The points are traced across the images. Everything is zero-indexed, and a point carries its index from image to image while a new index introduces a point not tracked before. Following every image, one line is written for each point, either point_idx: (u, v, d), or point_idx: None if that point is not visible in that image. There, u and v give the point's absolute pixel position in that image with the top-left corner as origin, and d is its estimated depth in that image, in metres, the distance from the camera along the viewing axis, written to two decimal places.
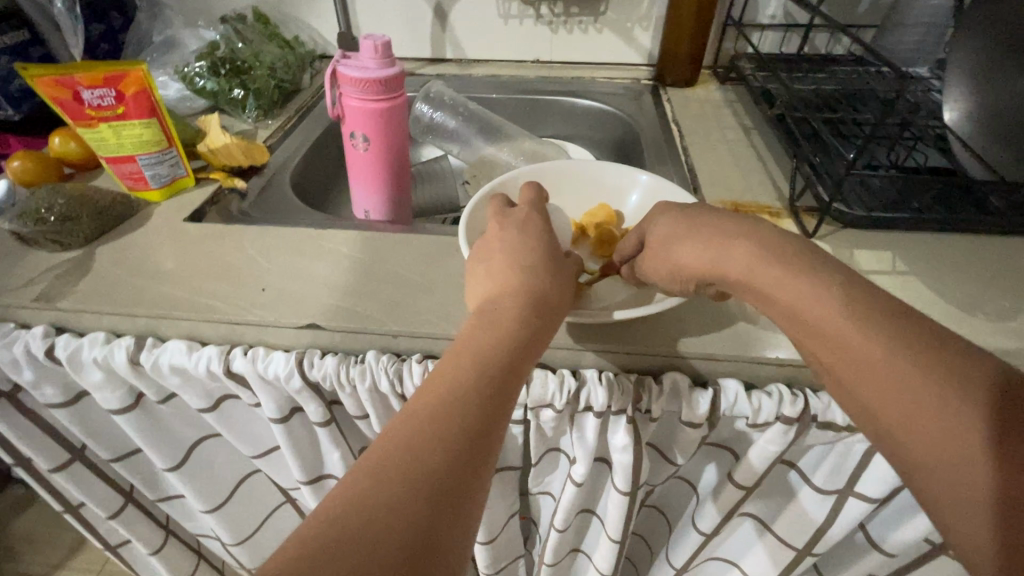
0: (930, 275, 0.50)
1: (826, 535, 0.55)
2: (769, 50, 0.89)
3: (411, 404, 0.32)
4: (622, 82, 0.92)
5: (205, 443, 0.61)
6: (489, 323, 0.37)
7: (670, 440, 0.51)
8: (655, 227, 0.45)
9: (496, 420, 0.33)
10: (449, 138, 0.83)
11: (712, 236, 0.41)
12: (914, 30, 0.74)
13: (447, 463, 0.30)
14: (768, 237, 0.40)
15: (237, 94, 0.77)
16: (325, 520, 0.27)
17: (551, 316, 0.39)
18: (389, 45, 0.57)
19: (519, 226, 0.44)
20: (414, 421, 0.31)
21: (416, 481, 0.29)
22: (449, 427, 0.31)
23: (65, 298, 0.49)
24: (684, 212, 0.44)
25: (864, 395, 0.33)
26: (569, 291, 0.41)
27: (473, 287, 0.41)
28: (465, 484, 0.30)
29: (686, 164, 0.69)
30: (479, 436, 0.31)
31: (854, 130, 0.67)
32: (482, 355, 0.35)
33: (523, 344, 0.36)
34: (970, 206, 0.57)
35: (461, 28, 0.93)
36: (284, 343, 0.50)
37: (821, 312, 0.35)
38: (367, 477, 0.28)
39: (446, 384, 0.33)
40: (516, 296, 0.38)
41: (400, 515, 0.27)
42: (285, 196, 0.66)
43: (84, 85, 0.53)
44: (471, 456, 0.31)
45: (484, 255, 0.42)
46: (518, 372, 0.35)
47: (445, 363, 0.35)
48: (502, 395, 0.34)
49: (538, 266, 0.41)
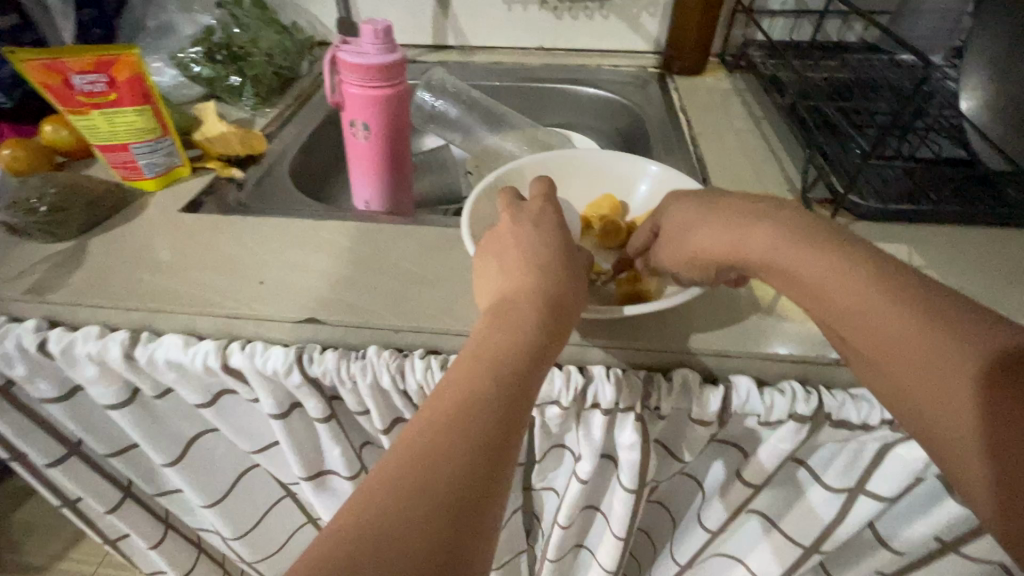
0: (946, 269, 0.49)
1: (834, 533, 0.54)
2: (779, 37, 0.87)
3: (424, 410, 0.31)
4: (628, 70, 0.90)
5: (204, 438, 0.60)
6: (504, 325, 0.36)
7: (679, 437, 0.50)
8: (674, 212, 0.45)
9: (515, 422, 0.32)
10: (451, 128, 0.81)
11: (734, 220, 0.41)
12: (930, 17, 0.72)
13: (466, 472, 0.29)
14: (791, 220, 0.39)
15: (235, 81, 0.75)
16: (341, 535, 0.26)
17: (568, 313, 0.38)
18: (390, 30, 0.55)
19: (531, 221, 0.42)
20: (432, 425, 0.30)
21: (434, 492, 0.28)
22: (466, 434, 0.30)
23: (57, 291, 0.48)
24: (705, 198, 0.44)
25: (879, 367, 0.35)
26: (584, 287, 0.40)
27: (485, 286, 0.40)
28: (485, 493, 0.29)
29: (694, 154, 0.68)
30: (499, 439, 0.31)
31: (867, 120, 0.65)
32: (497, 358, 0.34)
33: (539, 345, 0.35)
34: (986, 197, 0.55)
35: (463, 14, 0.91)
36: (283, 338, 0.48)
37: (834, 291, 0.36)
38: (383, 489, 0.28)
39: (461, 388, 0.32)
40: (532, 294, 0.37)
41: (422, 522, 0.27)
42: (283, 187, 0.65)
43: (75, 70, 0.51)
44: (491, 462, 0.30)
45: (495, 252, 0.41)
46: (535, 373, 0.34)
47: (459, 367, 0.34)
48: (520, 397, 0.33)
49: (552, 263, 0.39)
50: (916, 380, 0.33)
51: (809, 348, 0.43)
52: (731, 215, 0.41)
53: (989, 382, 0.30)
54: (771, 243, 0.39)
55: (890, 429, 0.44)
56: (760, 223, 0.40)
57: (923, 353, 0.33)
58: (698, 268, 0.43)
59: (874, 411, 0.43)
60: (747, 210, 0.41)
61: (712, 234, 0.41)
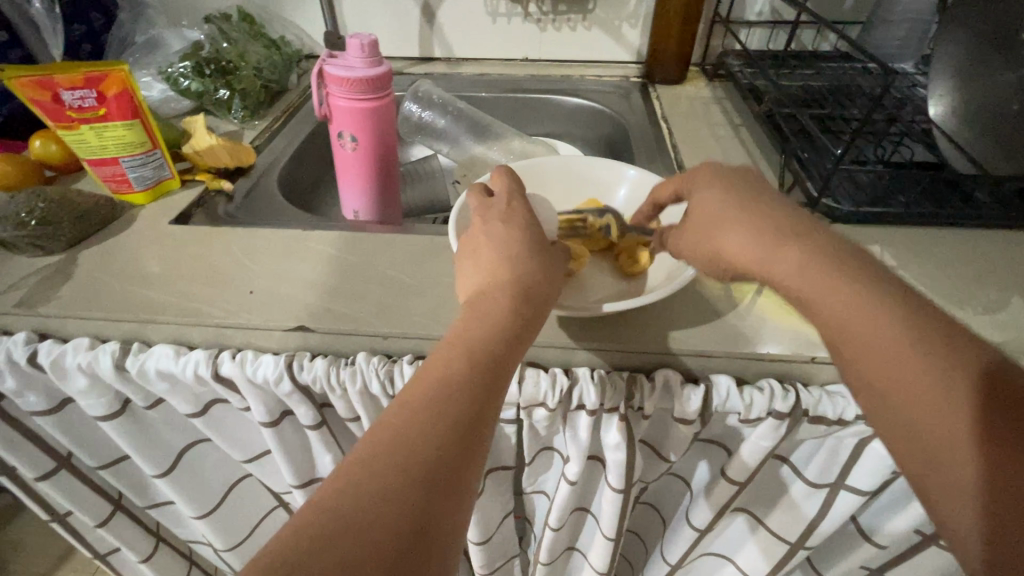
0: (919, 270, 0.51)
1: (818, 528, 0.55)
2: (757, 46, 0.90)
3: (403, 395, 0.32)
4: (611, 80, 0.92)
5: (194, 449, 0.60)
6: (480, 313, 0.37)
7: (663, 437, 0.51)
8: (702, 203, 0.43)
9: (488, 408, 0.33)
10: (438, 138, 0.83)
11: (764, 230, 0.38)
12: (900, 26, 0.75)
13: (441, 449, 0.30)
14: (822, 243, 0.37)
15: (224, 95, 0.76)
16: (318, 509, 0.27)
17: (542, 304, 0.39)
18: (376, 44, 0.56)
19: (504, 220, 0.44)
20: (408, 410, 0.31)
21: (411, 465, 0.29)
22: (440, 416, 0.31)
23: (46, 303, 0.48)
24: (737, 194, 0.41)
25: (879, 393, 0.32)
26: (558, 279, 0.41)
27: (463, 284, 0.41)
28: (459, 471, 0.30)
29: (675, 160, 0.69)
30: (471, 425, 0.31)
31: (842, 126, 0.67)
32: (475, 341, 0.35)
33: (514, 331, 0.37)
34: (957, 199, 0.58)
35: (450, 27, 0.93)
36: (273, 346, 0.49)
37: (844, 308, 0.33)
38: (360, 468, 0.28)
39: (437, 375, 0.33)
40: (508, 287, 0.38)
41: (394, 503, 0.27)
42: (273, 198, 0.66)
43: (64, 86, 0.52)
44: (465, 443, 0.31)
45: (472, 252, 0.42)
46: (511, 356, 0.36)
47: (438, 354, 0.35)
48: (497, 377, 0.34)
49: (527, 256, 0.41)
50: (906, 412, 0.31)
51: (789, 346, 0.44)
52: (757, 221, 0.39)
53: (990, 428, 0.28)
54: (795, 268, 0.36)
55: (867, 424, 0.45)
56: (786, 239, 0.37)
57: (917, 382, 0.30)
58: (716, 266, 0.41)
59: (848, 406, 0.45)
60: (772, 228, 0.38)
61: (741, 239, 0.39)
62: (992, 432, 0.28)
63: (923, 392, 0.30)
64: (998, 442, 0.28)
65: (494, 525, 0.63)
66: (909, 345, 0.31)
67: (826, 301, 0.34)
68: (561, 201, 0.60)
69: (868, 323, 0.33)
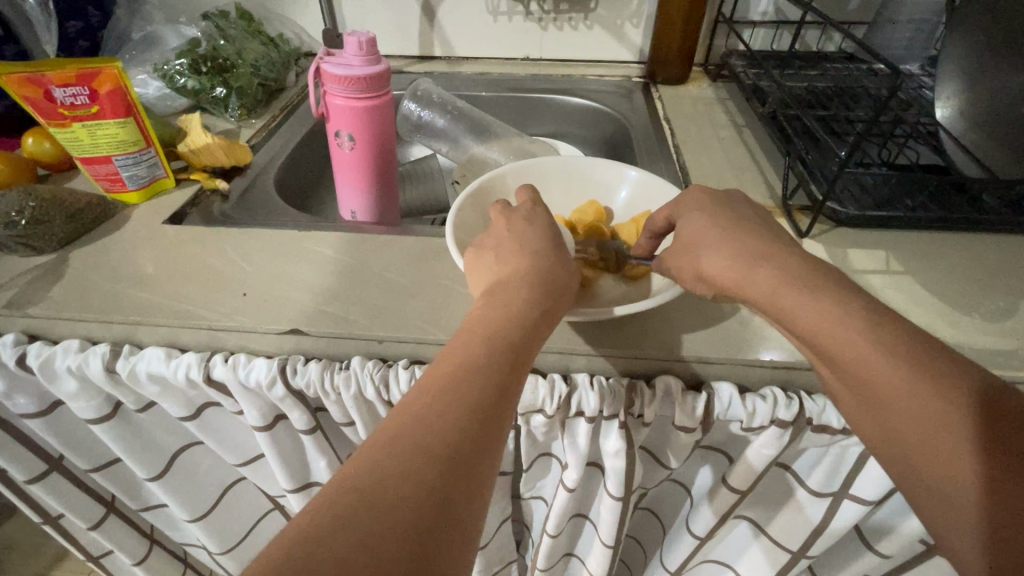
0: (926, 276, 0.50)
1: (822, 537, 0.54)
2: (761, 46, 0.89)
3: (425, 378, 0.31)
4: (613, 80, 0.92)
5: (187, 452, 0.59)
6: (501, 301, 0.36)
7: (663, 444, 0.50)
8: (689, 226, 0.42)
9: (508, 393, 0.32)
10: (437, 138, 0.82)
11: (754, 258, 0.38)
12: (906, 27, 0.74)
13: (462, 432, 0.29)
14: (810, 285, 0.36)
15: (219, 92, 0.75)
16: (342, 488, 0.26)
17: (562, 295, 0.39)
18: (374, 41, 0.55)
19: (525, 219, 0.43)
20: (430, 391, 0.30)
21: (430, 452, 0.28)
22: (461, 399, 0.30)
23: (36, 305, 0.47)
24: (725, 220, 0.41)
25: (891, 431, 0.31)
26: (574, 276, 0.41)
27: (480, 274, 0.40)
28: (481, 455, 0.29)
29: (678, 162, 0.68)
30: (492, 408, 0.30)
31: (847, 128, 0.66)
32: (492, 330, 0.34)
33: (533, 318, 0.36)
34: (965, 203, 0.57)
35: (450, 26, 0.92)
36: (266, 350, 0.48)
37: (846, 350, 0.32)
38: (383, 449, 0.27)
39: (458, 358, 0.32)
40: (527, 278, 0.38)
41: (417, 482, 0.26)
42: (269, 198, 0.65)
43: (56, 84, 0.51)
44: (486, 426, 0.30)
45: (490, 247, 0.41)
46: (529, 345, 0.35)
47: (458, 339, 0.34)
48: (516, 363, 0.33)
49: (543, 251, 0.41)
50: (914, 439, 0.30)
51: (793, 354, 0.43)
52: (757, 252, 0.38)
53: (993, 465, 0.28)
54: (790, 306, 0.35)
55: None
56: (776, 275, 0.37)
57: (926, 421, 0.30)
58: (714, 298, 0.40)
59: None
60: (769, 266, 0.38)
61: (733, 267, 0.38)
62: (993, 465, 0.28)
63: (931, 432, 0.30)
64: (1003, 474, 0.28)
65: (492, 531, 0.62)
66: (917, 385, 0.30)
67: (828, 344, 0.33)
68: (562, 203, 0.59)
69: (869, 363, 0.31)
